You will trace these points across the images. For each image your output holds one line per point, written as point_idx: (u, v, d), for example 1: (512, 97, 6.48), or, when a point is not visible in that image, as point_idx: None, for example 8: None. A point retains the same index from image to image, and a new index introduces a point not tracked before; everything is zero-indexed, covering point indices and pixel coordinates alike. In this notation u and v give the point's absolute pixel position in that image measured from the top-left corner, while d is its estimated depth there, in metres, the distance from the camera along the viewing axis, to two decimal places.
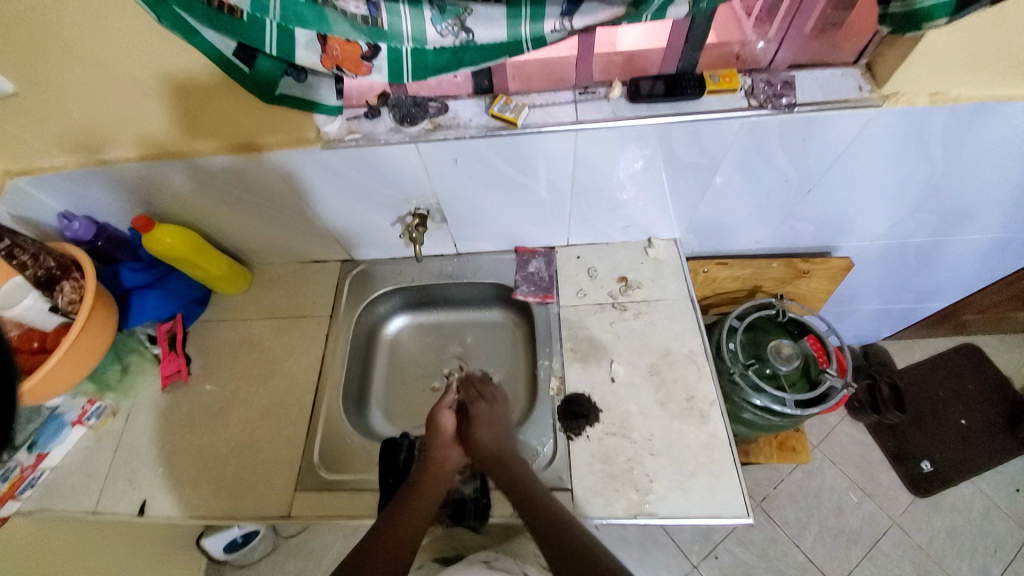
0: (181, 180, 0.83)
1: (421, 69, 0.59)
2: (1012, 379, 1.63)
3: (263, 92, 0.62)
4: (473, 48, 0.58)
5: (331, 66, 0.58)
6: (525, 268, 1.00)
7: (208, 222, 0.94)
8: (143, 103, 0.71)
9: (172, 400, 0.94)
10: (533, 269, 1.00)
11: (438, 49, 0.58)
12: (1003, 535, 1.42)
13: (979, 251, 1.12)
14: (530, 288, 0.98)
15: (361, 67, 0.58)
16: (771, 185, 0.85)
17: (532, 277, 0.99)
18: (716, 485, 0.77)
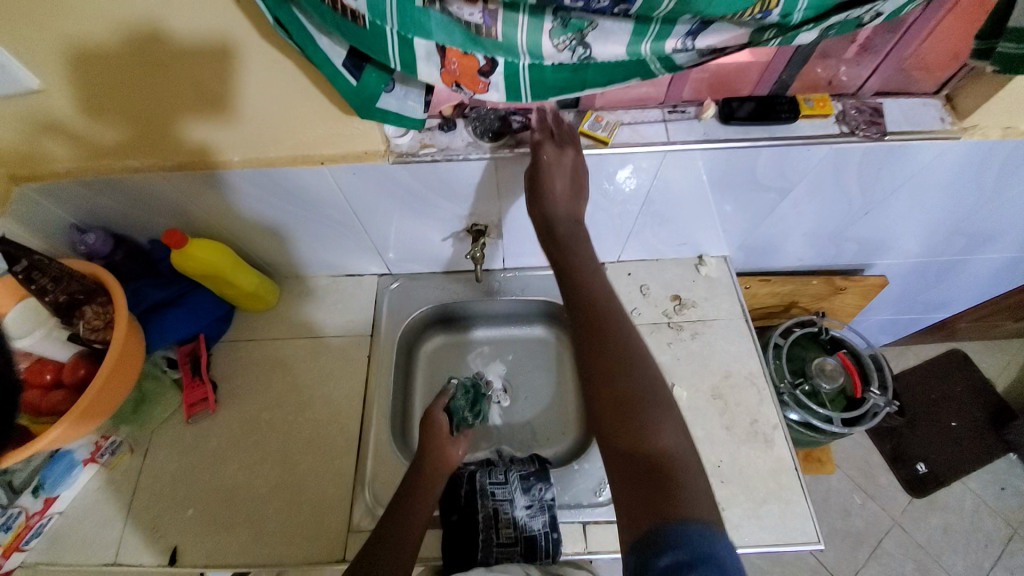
0: (220, 193, 0.76)
1: (541, 90, 0.55)
2: (994, 382, 1.75)
3: (362, 106, 0.59)
4: (596, 66, 0.53)
5: (449, 83, 0.53)
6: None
7: (238, 234, 0.87)
8: (104, 79, 0.59)
9: (199, 430, 0.87)
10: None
11: (557, 67, 0.53)
12: (992, 531, 1.52)
13: (995, 270, 1.17)
14: None
15: (479, 83, 0.53)
16: (831, 206, 0.85)
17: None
18: (788, 511, 0.77)
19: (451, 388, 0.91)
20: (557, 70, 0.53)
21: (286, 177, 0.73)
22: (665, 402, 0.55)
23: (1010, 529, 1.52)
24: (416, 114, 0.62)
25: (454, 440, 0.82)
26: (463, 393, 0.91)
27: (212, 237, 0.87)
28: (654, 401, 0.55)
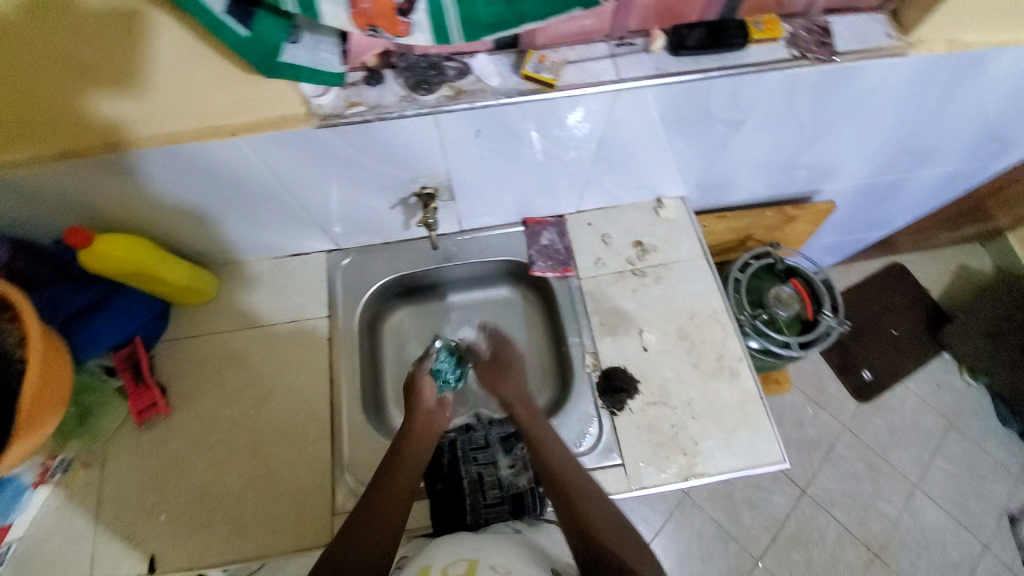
0: (124, 180, 0.66)
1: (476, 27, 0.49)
2: (929, 290, 1.89)
3: (265, 61, 0.52)
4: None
5: (363, 26, 0.47)
6: (538, 242, 0.94)
7: (160, 223, 0.78)
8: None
9: (155, 436, 0.82)
10: (546, 242, 0.94)
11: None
12: (928, 424, 1.70)
13: (933, 185, 1.22)
14: (547, 262, 0.93)
15: (399, 24, 0.47)
16: (785, 136, 0.84)
17: (548, 250, 0.94)
18: (755, 437, 0.81)
19: (435, 350, 0.86)
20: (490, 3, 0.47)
21: (199, 155, 0.64)
22: (635, 541, 0.66)
23: (941, 419, 1.71)
24: (334, 67, 0.56)
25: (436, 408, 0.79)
26: (447, 355, 0.86)
27: (130, 230, 0.78)
28: (631, 543, 0.66)
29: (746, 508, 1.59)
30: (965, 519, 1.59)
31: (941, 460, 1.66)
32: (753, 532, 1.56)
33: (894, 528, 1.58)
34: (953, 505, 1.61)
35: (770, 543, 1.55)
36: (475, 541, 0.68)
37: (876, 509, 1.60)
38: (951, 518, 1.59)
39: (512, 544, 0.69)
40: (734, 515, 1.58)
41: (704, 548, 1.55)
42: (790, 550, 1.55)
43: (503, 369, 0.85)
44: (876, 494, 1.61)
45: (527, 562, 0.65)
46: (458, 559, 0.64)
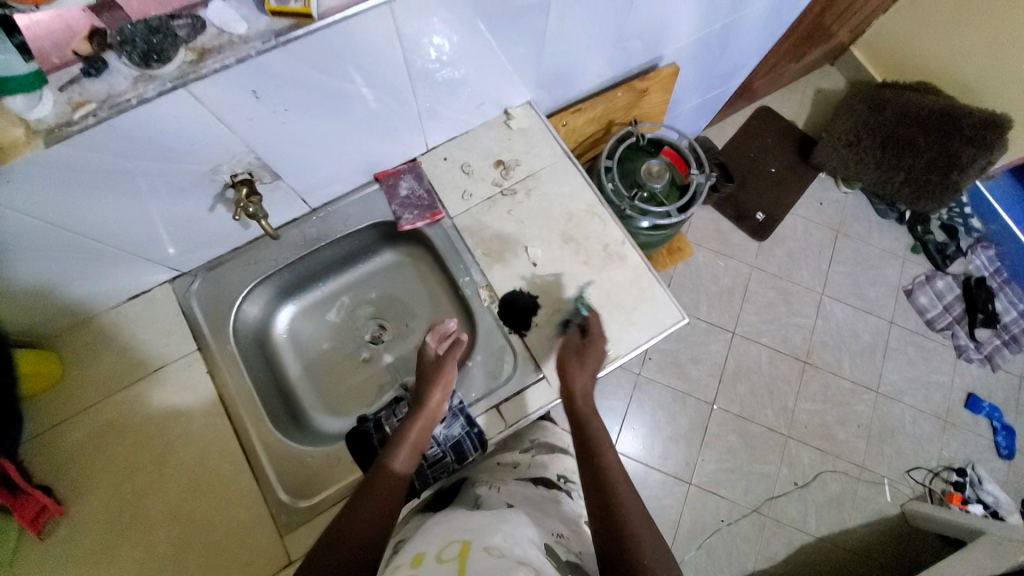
0: None
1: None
2: (795, 121, 2.03)
3: None
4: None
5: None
6: (397, 194, 0.88)
7: None
8: None
9: (56, 540, 0.73)
10: (407, 191, 0.88)
11: None
12: (820, 238, 1.90)
13: (763, 20, 1.25)
14: (413, 212, 0.87)
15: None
16: (601, 6, 0.80)
17: (411, 199, 0.88)
18: (656, 306, 0.85)
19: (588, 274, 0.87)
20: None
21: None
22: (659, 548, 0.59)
23: (829, 231, 1.91)
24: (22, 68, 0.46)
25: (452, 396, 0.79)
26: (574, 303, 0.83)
27: None
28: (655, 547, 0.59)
29: (691, 364, 1.74)
30: (864, 304, 1.84)
31: (835, 264, 1.87)
32: (702, 382, 1.72)
33: (812, 333, 1.80)
34: (852, 297, 1.84)
35: (719, 385, 1.72)
36: (467, 524, 0.58)
37: (794, 324, 1.80)
38: (854, 307, 1.83)
39: (509, 520, 0.61)
40: (684, 376, 1.72)
41: (666, 413, 1.69)
42: (735, 384, 1.72)
43: (592, 357, 0.78)
44: (791, 312, 1.81)
45: (526, 546, 0.54)
46: (452, 541, 0.52)
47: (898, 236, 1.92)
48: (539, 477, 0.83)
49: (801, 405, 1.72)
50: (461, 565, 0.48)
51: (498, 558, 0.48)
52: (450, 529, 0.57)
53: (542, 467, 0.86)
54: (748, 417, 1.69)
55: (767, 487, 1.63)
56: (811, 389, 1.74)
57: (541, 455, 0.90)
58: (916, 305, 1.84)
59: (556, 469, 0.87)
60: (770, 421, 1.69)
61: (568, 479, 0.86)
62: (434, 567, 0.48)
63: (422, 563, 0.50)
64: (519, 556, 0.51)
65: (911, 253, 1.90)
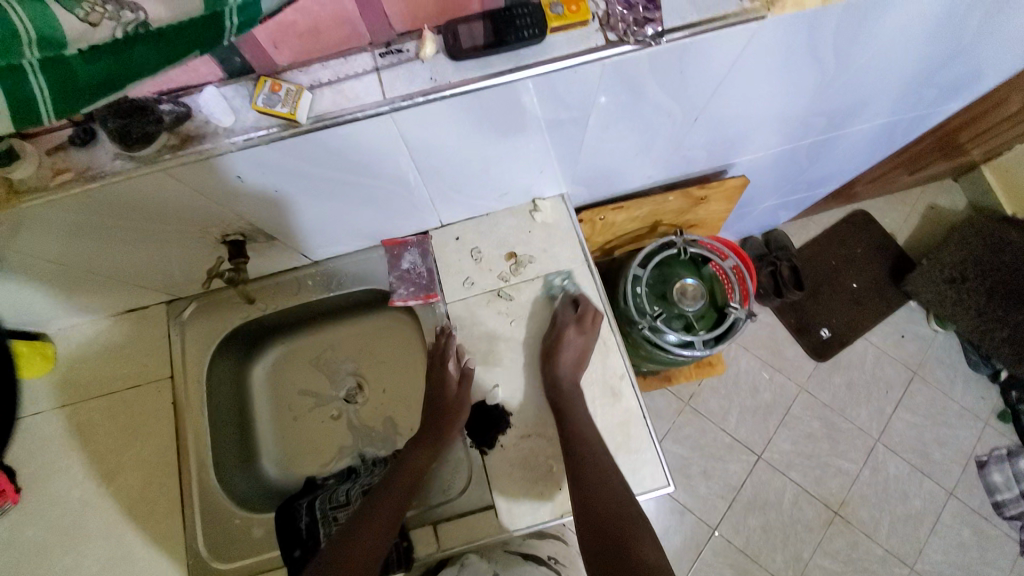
0: None
1: (67, 95, 0.39)
2: (894, 235, 1.77)
3: None
4: (152, 41, 0.39)
5: None
6: (399, 267, 0.84)
7: None
8: None
9: (2, 526, 0.76)
10: (410, 265, 0.84)
11: (89, 57, 0.39)
12: (892, 376, 1.64)
13: (867, 139, 1.08)
14: (409, 288, 0.83)
15: None
16: (653, 120, 0.71)
17: (410, 276, 0.84)
18: (637, 462, 0.75)
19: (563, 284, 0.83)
20: (87, 62, 0.39)
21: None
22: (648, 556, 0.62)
23: (904, 370, 1.64)
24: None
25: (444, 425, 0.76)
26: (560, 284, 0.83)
27: None
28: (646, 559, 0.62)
29: (701, 479, 1.55)
30: (925, 464, 1.56)
31: (902, 411, 1.61)
32: (708, 502, 1.53)
33: (853, 483, 1.54)
34: (913, 453, 1.57)
35: (727, 510, 1.52)
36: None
37: (834, 466, 1.56)
38: (912, 467, 1.56)
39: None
40: (689, 489, 1.54)
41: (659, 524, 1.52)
42: (746, 515, 1.52)
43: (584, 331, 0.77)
44: (833, 452, 1.57)
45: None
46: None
47: (985, 395, 1.62)
48: (531, 553, 0.80)
49: (817, 560, 1.48)
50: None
51: None
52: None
53: (534, 545, 0.83)
54: (751, 556, 1.49)
55: None
56: (834, 545, 1.50)
57: (533, 538, 0.87)
58: (986, 481, 1.54)
59: (547, 552, 0.84)
60: (776, 568, 1.48)
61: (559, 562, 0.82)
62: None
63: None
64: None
65: (996, 419, 1.60)
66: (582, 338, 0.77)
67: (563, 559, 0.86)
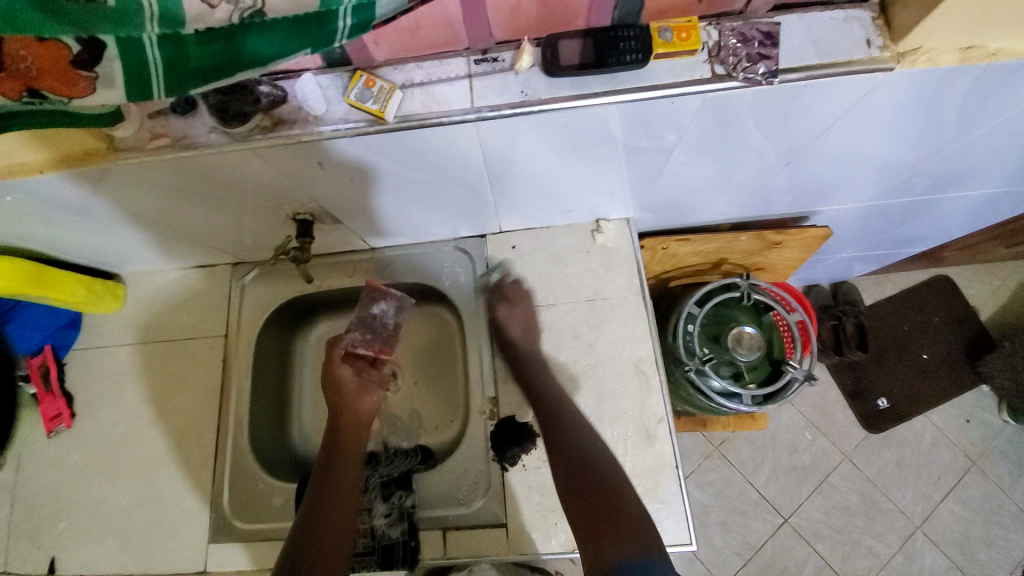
0: None
1: (179, 74, 0.41)
2: (981, 310, 1.60)
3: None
4: (263, 29, 0.41)
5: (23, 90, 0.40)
6: (367, 308, 0.79)
7: (49, 244, 0.75)
8: None
9: (60, 445, 0.83)
10: (378, 310, 0.79)
11: (203, 41, 0.40)
12: (949, 463, 1.49)
13: (975, 207, 0.97)
14: (364, 338, 0.79)
15: (78, 83, 0.40)
16: (739, 159, 0.67)
17: (373, 323, 0.80)
18: (660, 513, 0.71)
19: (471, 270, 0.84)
20: (203, 44, 0.40)
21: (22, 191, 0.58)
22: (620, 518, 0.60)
23: (967, 459, 1.49)
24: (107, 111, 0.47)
25: (370, 388, 0.80)
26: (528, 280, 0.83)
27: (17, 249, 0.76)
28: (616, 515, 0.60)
29: (718, 530, 1.48)
30: (970, 567, 1.41)
31: (956, 504, 1.46)
32: (721, 555, 1.45)
33: (885, 568, 1.42)
34: (958, 550, 1.42)
35: (740, 568, 1.44)
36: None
37: (867, 547, 1.44)
38: (954, 565, 1.41)
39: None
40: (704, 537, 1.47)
41: None
42: None
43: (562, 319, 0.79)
44: (869, 532, 1.45)
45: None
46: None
47: None
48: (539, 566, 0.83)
49: None
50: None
51: None
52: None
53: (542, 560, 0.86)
54: None
55: None
56: None
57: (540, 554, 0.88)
58: None
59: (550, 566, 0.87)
60: None
61: None
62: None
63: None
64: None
65: None
66: (518, 305, 0.79)
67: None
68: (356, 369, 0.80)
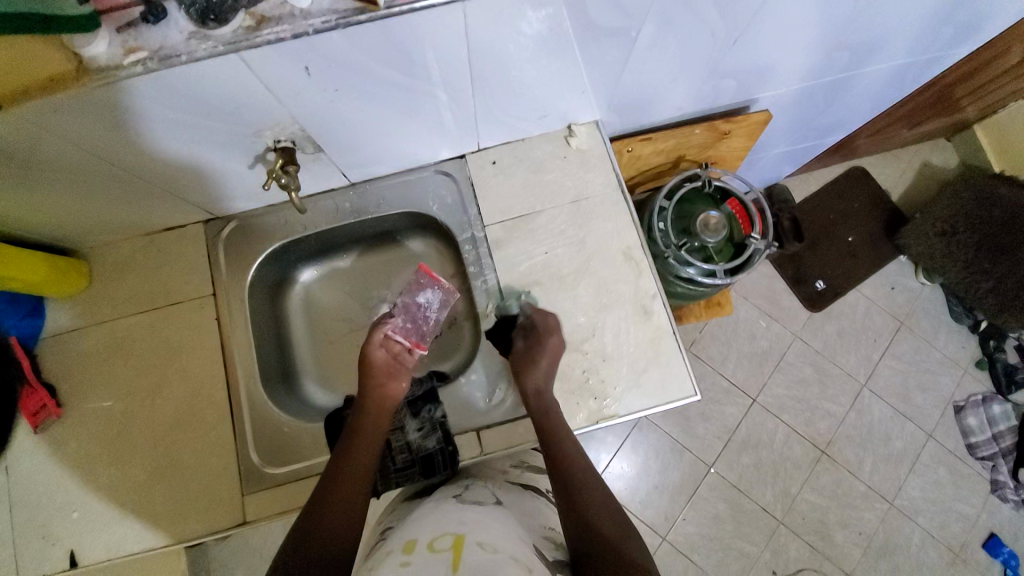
0: None
1: None
2: (890, 193, 1.83)
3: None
4: None
5: None
6: (414, 298, 0.83)
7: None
8: None
9: (52, 438, 0.78)
10: (423, 301, 0.83)
11: None
12: (880, 325, 1.72)
13: (882, 82, 1.11)
14: (406, 322, 0.83)
15: None
16: (694, 40, 0.73)
17: (416, 313, 0.84)
18: (668, 375, 0.79)
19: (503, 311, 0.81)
20: None
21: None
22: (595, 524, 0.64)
23: (893, 320, 1.73)
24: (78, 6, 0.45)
25: (400, 372, 0.77)
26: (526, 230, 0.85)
27: None
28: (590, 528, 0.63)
29: (700, 420, 1.64)
30: (906, 408, 1.66)
31: (888, 358, 1.70)
32: (705, 441, 1.62)
33: (840, 424, 1.64)
34: (895, 397, 1.67)
35: (723, 448, 1.61)
36: (461, 520, 0.61)
37: (823, 408, 1.65)
38: (894, 409, 1.66)
39: (496, 521, 0.62)
40: (688, 429, 1.63)
41: (659, 462, 1.61)
42: (741, 453, 1.61)
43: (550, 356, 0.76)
44: (823, 396, 1.66)
45: (516, 544, 0.57)
46: (444, 533, 0.57)
47: (964, 345, 1.71)
48: (528, 484, 0.79)
49: (804, 494, 1.58)
50: (453, 559, 0.52)
51: (491, 555, 0.52)
52: (442, 522, 0.61)
53: (531, 477, 0.82)
54: (744, 491, 1.58)
55: (741, 566, 1.53)
56: (820, 481, 1.59)
57: (529, 470, 0.84)
58: (962, 425, 1.64)
59: (544, 484, 0.83)
60: (767, 501, 1.57)
61: (557, 495, 0.82)
62: (424, 555, 0.53)
63: (413, 551, 0.54)
64: (510, 552, 0.54)
65: (973, 366, 1.69)
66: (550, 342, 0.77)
67: (558, 494, 0.84)
68: (390, 354, 0.78)
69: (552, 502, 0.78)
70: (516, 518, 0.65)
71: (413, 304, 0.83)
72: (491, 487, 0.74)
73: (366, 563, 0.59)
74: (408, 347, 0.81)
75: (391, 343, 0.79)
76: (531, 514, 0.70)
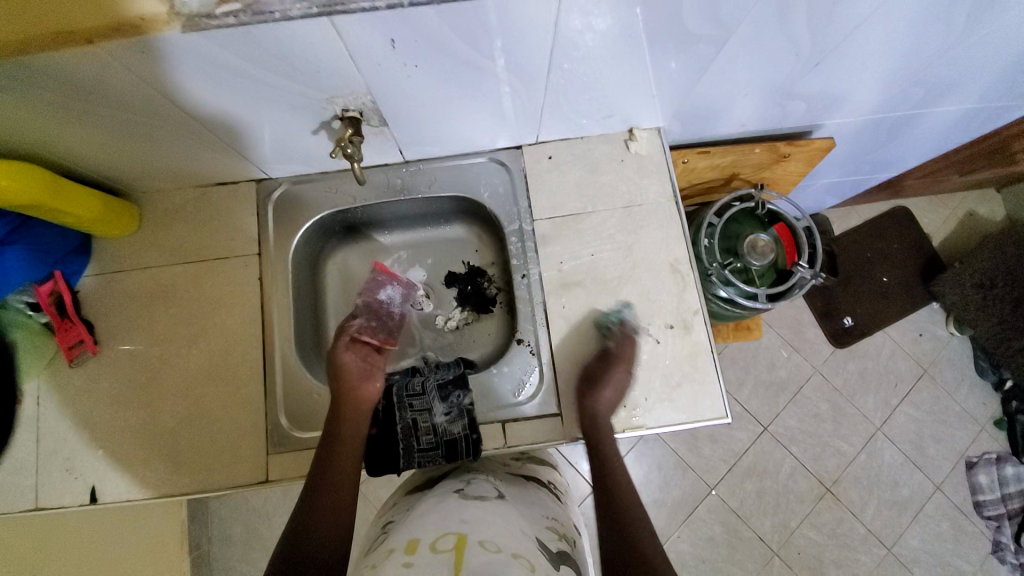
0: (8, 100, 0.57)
1: None
2: (931, 237, 1.78)
3: None
4: None
5: None
6: (374, 298, 0.94)
7: (64, 151, 0.70)
8: None
9: (86, 374, 0.80)
10: (385, 298, 0.94)
11: None
12: (903, 370, 1.69)
13: (951, 124, 1.08)
14: (373, 321, 0.90)
15: None
16: (778, 57, 0.71)
17: (378, 311, 0.92)
18: (699, 393, 0.78)
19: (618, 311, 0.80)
20: None
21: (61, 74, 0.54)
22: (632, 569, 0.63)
23: (917, 366, 1.69)
24: None
25: (373, 373, 0.80)
26: (573, 230, 0.84)
27: (26, 159, 0.70)
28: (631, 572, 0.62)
29: (707, 442, 1.63)
30: (919, 458, 1.63)
31: (907, 404, 1.67)
32: (710, 463, 1.61)
33: (850, 464, 1.62)
34: (909, 444, 1.64)
35: (727, 472, 1.60)
36: (461, 517, 0.59)
37: (833, 446, 1.63)
38: (906, 457, 1.63)
39: (499, 516, 0.61)
40: (694, 447, 1.62)
41: (660, 476, 1.60)
42: (744, 479, 1.59)
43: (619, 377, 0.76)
44: (835, 434, 1.64)
45: (518, 541, 0.56)
46: (446, 532, 0.55)
47: (987, 401, 1.67)
48: (532, 476, 0.79)
49: (802, 529, 1.57)
50: (456, 558, 0.50)
51: (494, 553, 0.51)
52: (444, 520, 0.59)
53: (534, 470, 0.82)
54: (743, 517, 1.57)
55: None
56: (820, 519, 1.58)
57: (532, 463, 0.85)
58: (973, 481, 1.61)
59: (546, 476, 0.83)
60: (764, 531, 1.56)
61: (559, 488, 0.82)
62: (427, 556, 0.50)
63: (415, 551, 0.52)
64: (512, 549, 0.53)
65: (993, 425, 1.65)
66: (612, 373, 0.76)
67: (561, 487, 0.84)
68: (356, 355, 0.81)
69: (554, 494, 0.78)
70: (519, 513, 0.64)
71: (379, 302, 0.93)
72: (491, 480, 0.73)
73: (366, 558, 0.56)
74: (376, 346, 0.86)
75: (355, 345, 0.83)
76: (535, 508, 0.69)
